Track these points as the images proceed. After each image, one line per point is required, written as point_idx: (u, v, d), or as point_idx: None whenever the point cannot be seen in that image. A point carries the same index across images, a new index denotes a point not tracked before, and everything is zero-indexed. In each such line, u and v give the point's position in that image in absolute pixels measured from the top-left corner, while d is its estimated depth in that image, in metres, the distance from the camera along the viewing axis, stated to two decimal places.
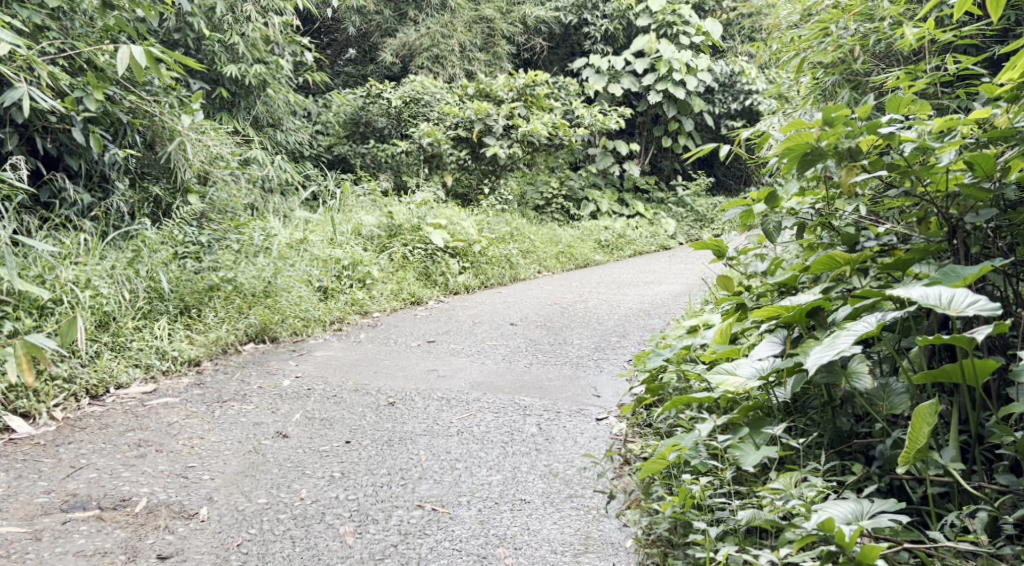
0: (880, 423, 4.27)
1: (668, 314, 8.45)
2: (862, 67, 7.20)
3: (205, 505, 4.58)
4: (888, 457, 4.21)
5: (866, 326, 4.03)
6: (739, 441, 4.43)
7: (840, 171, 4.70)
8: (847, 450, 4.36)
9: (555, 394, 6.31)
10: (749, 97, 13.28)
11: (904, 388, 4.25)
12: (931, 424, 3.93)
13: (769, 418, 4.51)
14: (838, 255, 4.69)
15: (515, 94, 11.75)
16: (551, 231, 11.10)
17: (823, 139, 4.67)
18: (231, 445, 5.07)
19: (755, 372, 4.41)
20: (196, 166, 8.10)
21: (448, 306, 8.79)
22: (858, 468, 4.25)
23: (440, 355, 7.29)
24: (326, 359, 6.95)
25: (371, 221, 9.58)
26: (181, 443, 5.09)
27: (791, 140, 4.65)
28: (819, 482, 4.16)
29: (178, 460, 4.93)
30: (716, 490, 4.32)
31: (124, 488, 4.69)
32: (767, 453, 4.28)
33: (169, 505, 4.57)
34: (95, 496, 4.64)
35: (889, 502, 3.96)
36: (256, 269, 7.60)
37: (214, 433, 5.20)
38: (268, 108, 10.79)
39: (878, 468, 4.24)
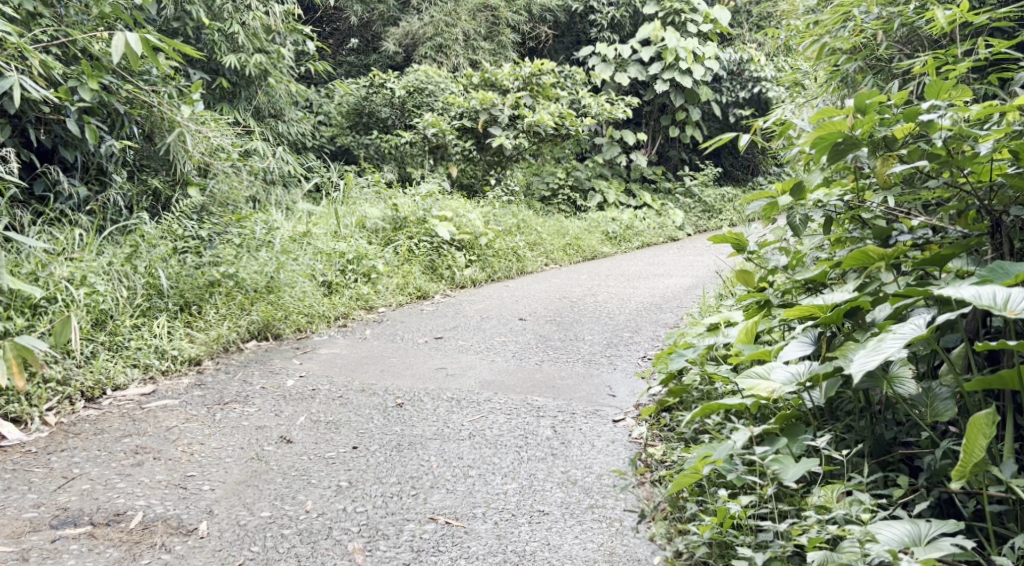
0: (925, 431, 4.06)
1: (681, 308, 8.22)
2: (883, 53, 6.96)
3: (205, 520, 4.35)
4: (934, 468, 4.00)
5: (915, 329, 3.74)
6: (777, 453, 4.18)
7: (874, 162, 4.63)
8: (889, 459, 4.15)
9: (569, 394, 6.09)
10: (758, 86, 13.01)
11: (949, 394, 4.04)
12: (988, 437, 3.67)
13: (802, 427, 4.30)
14: (871, 248, 4.43)
15: (521, 84, 11.50)
16: (558, 223, 10.86)
17: (858, 129, 4.54)
18: (233, 452, 4.84)
19: (789, 377, 4.20)
20: (195, 157, 7.87)
21: (456, 301, 8.56)
22: (902, 480, 4.04)
23: (449, 352, 7.07)
24: (331, 357, 6.73)
25: (376, 214, 9.33)
26: (180, 450, 4.86)
27: (824, 131, 4.52)
28: (867, 500, 3.93)
29: (178, 469, 4.71)
30: (757, 509, 4.06)
31: (120, 501, 4.47)
32: (809, 466, 4.01)
33: (166, 520, 4.34)
34: (88, 510, 4.41)
35: (949, 523, 3.72)
36: (258, 264, 7.38)
37: (215, 438, 4.98)
38: (269, 98, 10.55)
39: (925, 480, 4.03)
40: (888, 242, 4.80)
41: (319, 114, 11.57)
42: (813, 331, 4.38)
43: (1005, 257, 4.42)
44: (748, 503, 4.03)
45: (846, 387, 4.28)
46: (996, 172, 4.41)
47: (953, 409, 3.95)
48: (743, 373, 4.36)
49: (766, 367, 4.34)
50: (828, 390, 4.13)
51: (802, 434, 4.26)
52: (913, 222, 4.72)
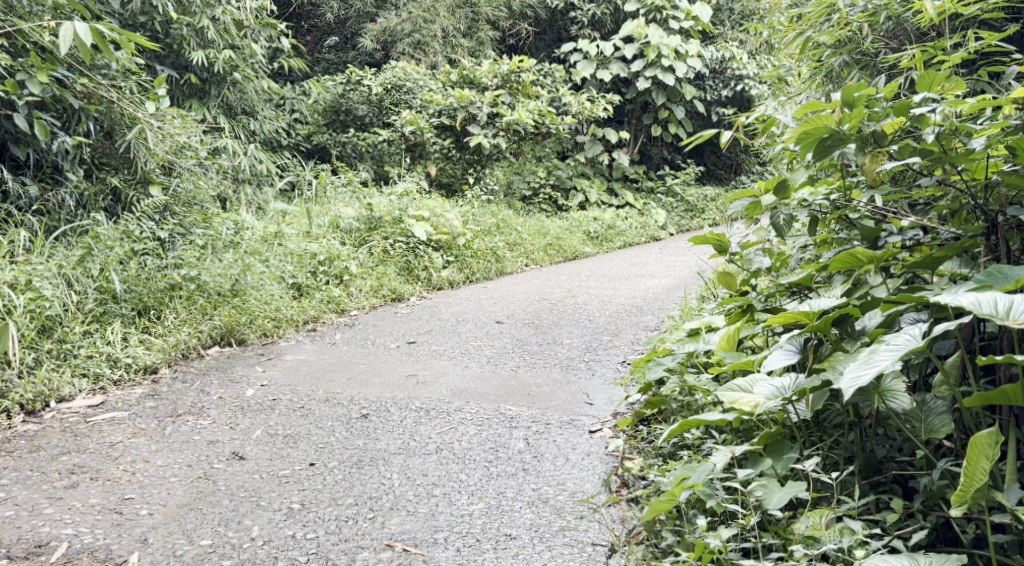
0: (920, 450, 3.84)
1: (662, 310, 7.95)
2: (870, 47, 6.70)
3: (137, 550, 4.06)
4: (930, 490, 3.78)
5: (909, 340, 3.50)
6: (762, 477, 3.93)
7: (863, 158, 4.33)
8: (881, 479, 3.93)
9: (544, 402, 5.83)
10: (741, 84, 12.76)
11: (944, 408, 3.82)
12: (990, 458, 3.47)
13: (788, 444, 4.04)
14: (858, 249, 4.17)
15: (499, 81, 11.23)
16: (538, 222, 10.58)
17: (845, 123, 4.29)
18: (179, 471, 4.56)
19: (773, 391, 3.95)
20: (158, 155, 7.58)
21: (431, 303, 8.28)
22: (896, 503, 3.81)
23: (421, 358, 6.79)
24: (297, 363, 6.46)
25: (350, 213, 9.03)
26: (121, 468, 4.58)
27: (813, 125, 4.25)
28: (857, 528, 3.69)
29: (114, 490, 4.42)
30: (740, 540, 3.81)
31: (44, 529, 4.17)
32: (796, 493, 3.79)
33: (93, 551, 4.05)
34: (8, 541, 4.10)
35: (951, 558, 3.47)
36: (222, 267, 7.10)
37: (160, 455, 4.69)
38: (240, 95, 10.25)
39: (921, 504, 3.80)
40: (877, 244, 4.56)
41: (293, 111, 11.27)
42: (798, 340, 4.12)
43: (1001, 259, 4.17)
44: (730, 536, 3.77)
45: (835, 400, 4.03)
46: (991, 169, 4.17)
47: (949, 427, 3.75)
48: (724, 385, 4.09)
49: (749, 380, 4.07)
50: (815, 404, 3.86)
51: (787, 452, 4.01)
52: (903, 222, 4.48)
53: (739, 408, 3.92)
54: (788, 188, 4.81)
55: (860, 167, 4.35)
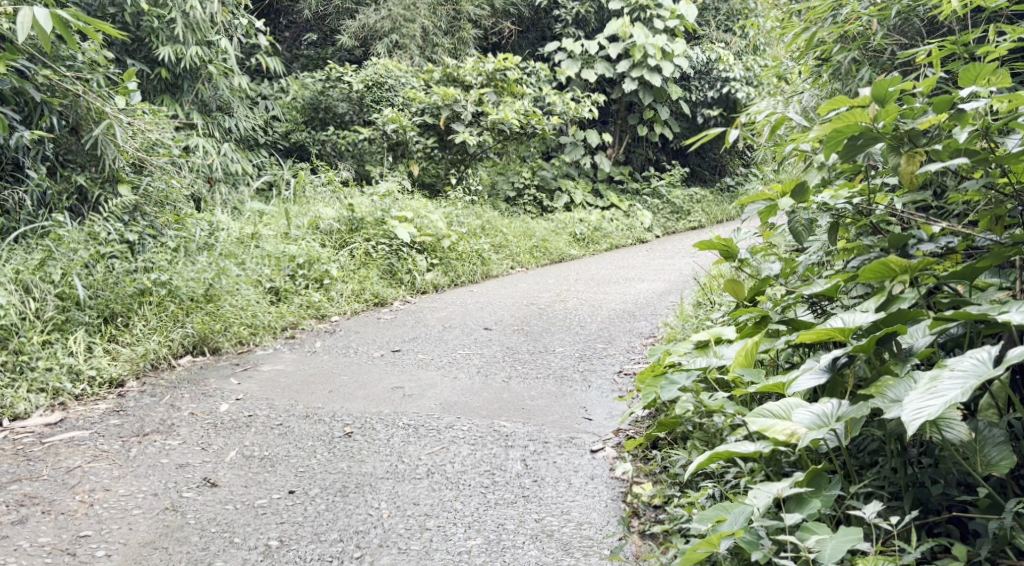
0: (982, 488, 3.58)
1: (656, 316, 7.58)
2: (878, 44, 6.32)
3: None
4: (997, 535, 3.52)
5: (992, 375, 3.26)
6: (807, 521, 3.61)
7: (900, 159, 3.99)
8: (936, 520, 3.66)
9: (540, 418, 5.45)
10: (727, 85, 12.34)
11: (1003, 439, 3.57)
12: None
13: (830, 483, 3.72)
14: (893, 258, 3.86)
15: (484, 79, 10.82)
16: (524, 224, 10.18)
17: (879, 121, 3.94)
18: (142, 502, 4.16)
19: (814, 419, 3.62)
20: (127, 152, 7.14)
21: (416, 308, 7.88)
22: (958, 550, 3.53)
23: (406, 369, 6.39)
24: (273, 375, 6.09)
25: (330, 214, 8.59)
26: (78, 500, 4.18)
27: (847, 119, 3.89)
28: None
29: (68, 527, 4.02)
30: None
31: None
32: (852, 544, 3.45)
33: None
34: None
35: None
36: (197, 270, 6.76)
37: (123, 483, 4.29)
38: (214, 91, 9.81)
39: (986, 551, 3.54)
40: (906, 251, 4.23)
41: (270, 110, 10.85)
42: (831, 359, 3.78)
43: None
44: None
45: (882, 430, 3.75)
46: None
47: (1010, 459, 3.51)
48: (753, 410, 3.79)
49: (782, 406, 3.74)
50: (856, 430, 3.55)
51: (828, 489, 3.71)
52: (936, 228, 4.15)
53: (773, 435, 3.63)
54: (807, 190, 4.52)
55: (894, 168, 4.01)
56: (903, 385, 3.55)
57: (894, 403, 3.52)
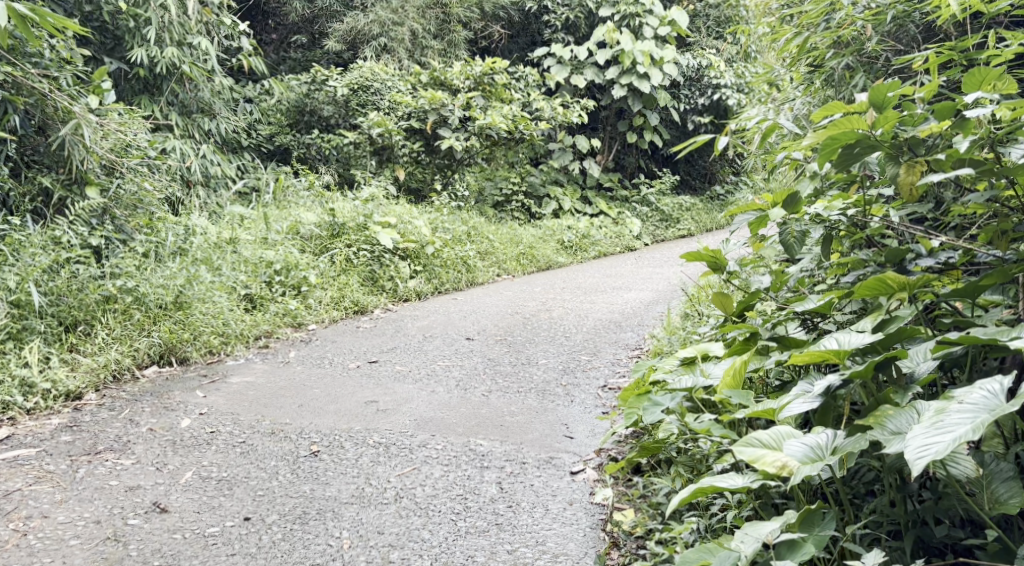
0: (990, 529, 3.36)
1: (642, 327, 7.33)
2: (874, 49, 6.06)
3: None
4: None
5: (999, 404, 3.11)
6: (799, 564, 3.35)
7: (898, 169, 3.75)
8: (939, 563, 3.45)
9: (519, 435, 5.20)
10: (718, 93, 12.07)
11: (1011, 475, 3.36)
12: None
13: (823, 520, 3.46)
14: (890, 274, 3.66)
15: (472, 83, 10.58)
16: (510, 230, 9.94)
17: (878, 128, 3.71)
18: (82, 531, 3.98)
19: (807, 451, 3.39)
20: (97, 153, 6.91)
21: (397, 316, 7.63)
22: None
23: (382, 382, 6.14)
24: (241, 388, 5.88)
25: (310, 219, 8.34)
26: (11, 528, 3.99)
27: (845, 125, 3.65)
28: None
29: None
30: None
31: None
32: None
33: None
34: None
35: None
36: (166, 276, 6.58)
37: (63, 509, 4.11)
38: (195, 93, 9.55)
39: None
40: (903, 266, 4.02)
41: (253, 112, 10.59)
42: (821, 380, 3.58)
43: None
44: None
45: (884, 465, 3.54)
46: None
47: (1020, 497, 3.30)
48: (740, 439, 3.52)
49: (771, 435, 3.49)
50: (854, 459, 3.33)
51: (821, 527, 3.45)
52: (934, 242, 3.93)
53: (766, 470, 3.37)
54: (799, 201, 4.35)
55: (893, 178, 3.77)
56: (903, 416, 3.33)
57: (893, 435, 3.30)
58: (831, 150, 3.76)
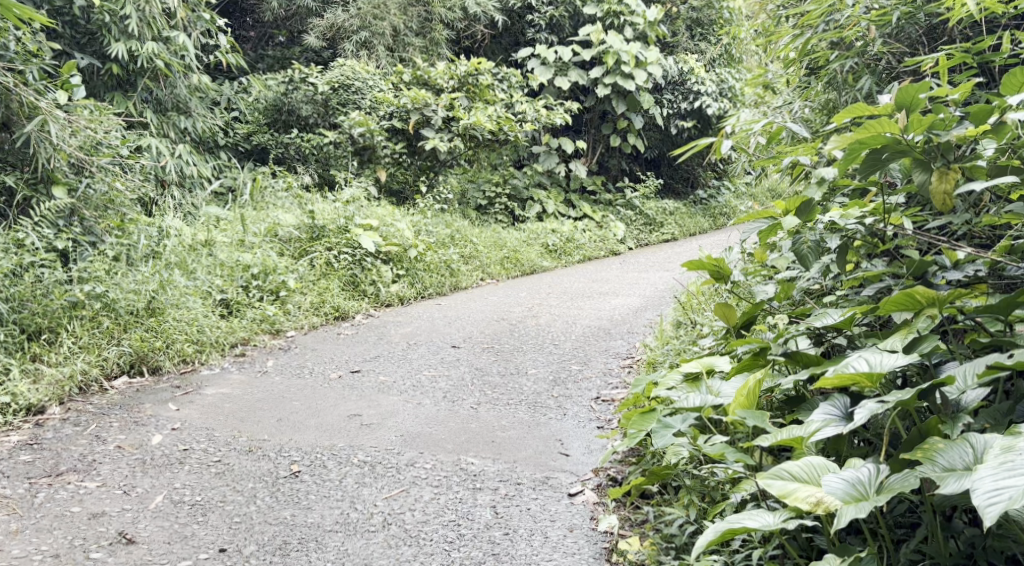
0: None
1: (634, 335, 7.05)
2: (879, 50, 5.67)
3: None
4: None
5: None
6: None
7: (931, 176, 3.71)
8: None
9: (511, 452, 4.92)
10: (699, 99, 11.67)
11: None
12: None
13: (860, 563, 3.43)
14: (919, 289, 3.47)
15: (456, 83, 10.32)
16: (494, 234, 9.64)
17: (911, 134, 3.64)
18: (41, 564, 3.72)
19: (844, 486, 3.40)
20: (65, 152, 6.67)
21: (379, 322, 7.33)
22: None
23: (366, 393, 5.85)
24: (215, 401, 5.61)
25: (289, 221, 8.03)
26: None
27: (882, 131, 3.54)
28: None
29: None
30: None
31: None
32: None
33: None
34: None
35: None
36: (138, 281, 6.39)
37: (18, 541, 3.83)
38: (171, 90, 9.22)
39: None
40: (926, 280, 3.83)
41: (230, 110, 10.25)
42: (843, 403, 3.55)
43: None
44: None
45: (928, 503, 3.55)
46: None
47: None
48: (768, 473, 3.53)
49: (801, 470, 3.50)
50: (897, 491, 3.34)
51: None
52: (961, 254, 3.73)
53: (798, 504, 3.39)
54: (813, 208, 4.11)
55: (924, 186, 3.73)
56: (955, 450, 3.33)
57: (944, 472, 3.31)
58: (862, 157, 3.66)
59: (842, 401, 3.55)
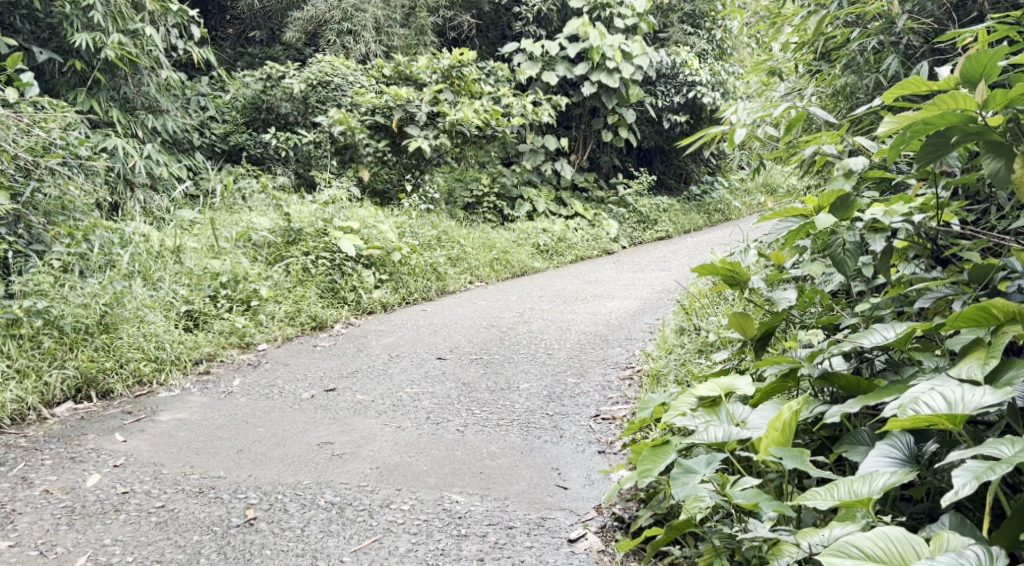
0: None
1: (634, 342, 6.43)
2: (905, 26, 5.01)
3: None
4: None
5: None
6: None
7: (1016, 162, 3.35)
8: None
9: (502, 487, 4.33)
10: (693, 89, 11.01)
11: None
12: None
13: None
14: (996, 303, 3.24)
15: (439, 77, 9.65)
16: (483, 234, 9.02)
17: (989, 111, 3.30)
18: None
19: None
20: (9, 153, 6.07)
21: (359, 333, 6.71)
22: None
23: (340, 416, 5.24)
24: (172, 428, 5.05)
25: (263, 224, 7.39)
26: None
27: (945, 99, 3.28)
28: None
29: None
30: None
31: None
32: None
33: None
34: None
35: None
36: (85, 295, 5.78)
37: None
38: (138, 87, 8.58)
39: None
40: (995, 288, 3.47)
41: (205, 109, 9.62)
42: (902, 441, 3.33)
43: None
44: None
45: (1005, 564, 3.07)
46: None
47: None
48: (833, 545, 3.11)
49: (876, 544, 3.07)
50: None
51: None
52: None
53: None
54: (850, 204, 3.69)
55: (1005, 173, 3.35)
56: None
57: None
58: (930, 134, 3.38)
59: (898, 440, 3.33)
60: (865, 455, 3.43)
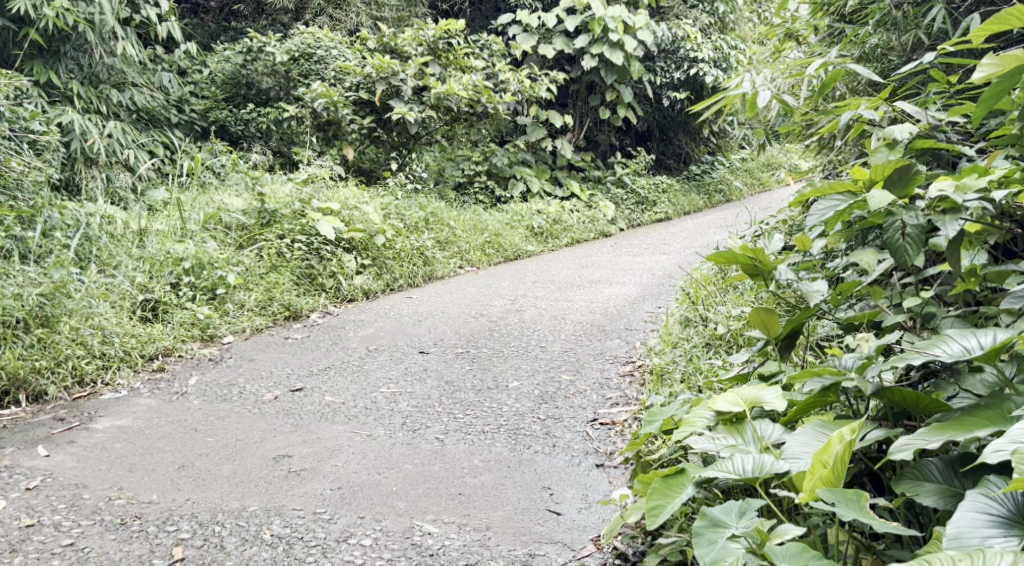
0: None
1: (633, 333, 5.77)
2: None
3: None
4: None
5: None
6: None
7: None
8: None
9: (486, 511, 3.69)
10: (694, 66, 10.26)
11: None
12: None
13: None
14: None
15: (426, 50, 8.87)
16: (473, 215, 8.33)
17: None
18: None
19: None
20: None
21: (336, 324, 6.01)
22: None
23: (303, 423, 4.56)
24: (109, 437, 4.40)
25: (235, 205, 6.71)
26: None
27: None
28: None
29: None
30: None
31: None
32: None
33: None
34: None
35: None
36: (18, 287, 5.09)
37: None
38: (102, 59, 7.74)
39: None
40: None
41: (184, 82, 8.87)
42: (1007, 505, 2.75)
43: None
44: None
45: None
46: None
47: None
48: None
49: None
50: None
51: None
52: None
53: None
54: (910, 178, 3.19)
55: None
56: None
57: None
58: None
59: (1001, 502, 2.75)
60: (936, 495, 2.89)
